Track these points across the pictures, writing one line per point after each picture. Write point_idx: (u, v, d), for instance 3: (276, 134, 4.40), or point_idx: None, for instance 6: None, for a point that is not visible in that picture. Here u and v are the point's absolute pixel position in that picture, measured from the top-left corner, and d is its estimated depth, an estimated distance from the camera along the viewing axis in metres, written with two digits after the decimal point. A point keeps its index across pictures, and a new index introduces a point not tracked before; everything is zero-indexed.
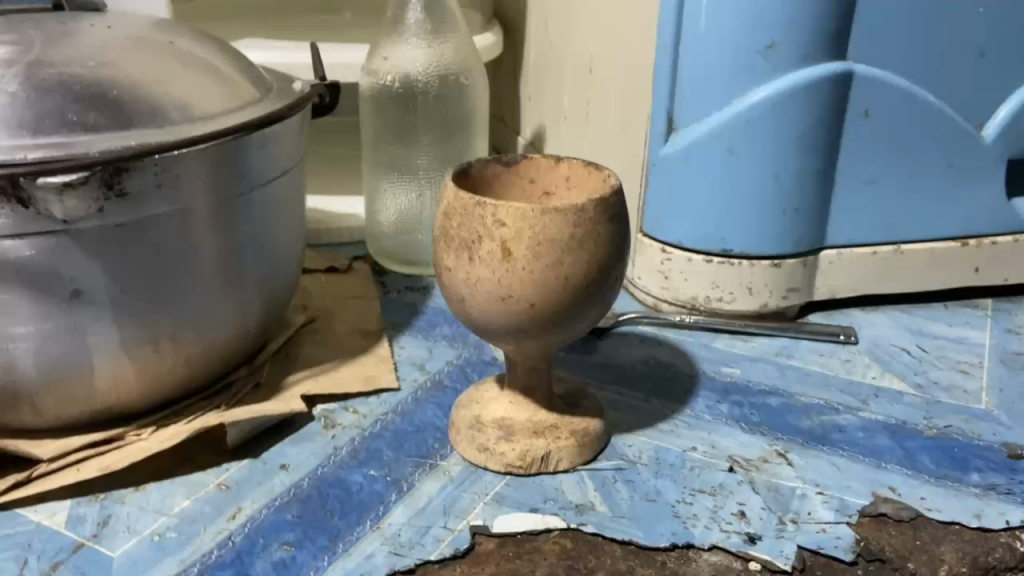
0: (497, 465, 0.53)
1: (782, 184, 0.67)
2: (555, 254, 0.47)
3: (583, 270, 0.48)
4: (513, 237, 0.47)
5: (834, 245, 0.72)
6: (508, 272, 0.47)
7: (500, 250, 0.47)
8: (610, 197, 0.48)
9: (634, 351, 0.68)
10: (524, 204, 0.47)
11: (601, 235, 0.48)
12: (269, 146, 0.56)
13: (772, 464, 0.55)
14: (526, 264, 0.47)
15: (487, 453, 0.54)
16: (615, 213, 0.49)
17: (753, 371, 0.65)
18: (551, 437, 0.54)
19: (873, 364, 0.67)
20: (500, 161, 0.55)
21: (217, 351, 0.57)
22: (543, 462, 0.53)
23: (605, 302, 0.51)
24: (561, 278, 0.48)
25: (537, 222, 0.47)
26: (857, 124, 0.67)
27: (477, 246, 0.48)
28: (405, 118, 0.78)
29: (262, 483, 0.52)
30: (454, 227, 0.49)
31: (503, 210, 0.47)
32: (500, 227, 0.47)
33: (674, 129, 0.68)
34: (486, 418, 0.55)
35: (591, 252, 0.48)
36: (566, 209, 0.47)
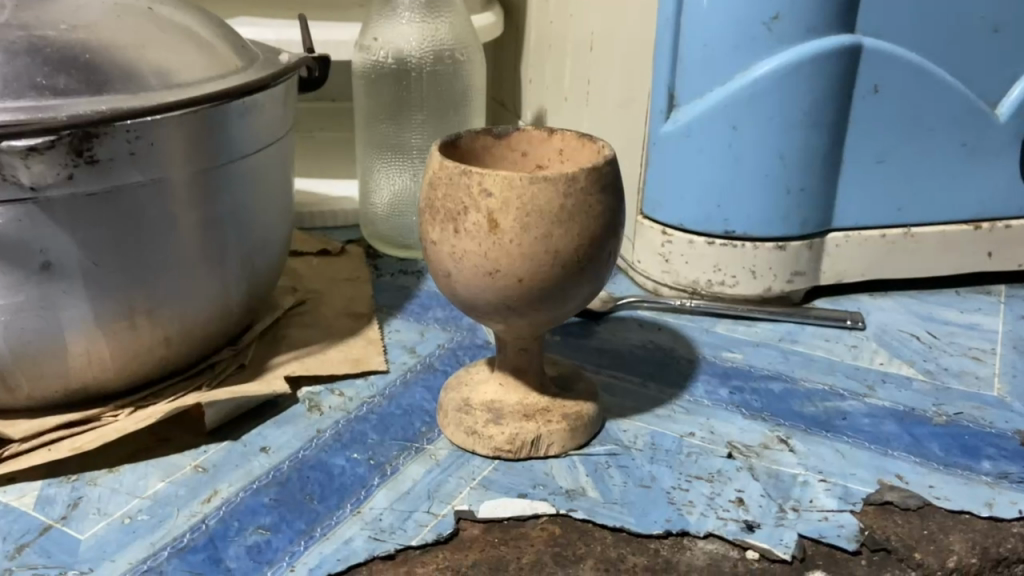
0: (485, 449, 0.51)
1: (786, 163, 0.64)
2: (544, 225, 0.45)
3: (574, 244, 0.46)
4: (500, 208, 0.45)
5: (841, 227, 0.69)
6: (495, 244, 0.45)
7: (486, 221, 0.45)
8: (603, 167, 0.47)
9: (632, 335, 0.66)
10: (512, 173, 0.45)
11: (593, 207, 0.46)
12: (251, 116, 0.54)
13: (773, 451, 0.52)
14: (514, 237, 0.45)
15: (475, 436, 0.52)
16: (608, 185, 0.47)
17: (756, 356, 0.63)
18: (542, 420, 0.52)
19: (881, 350, 0.64)
20: (491, 133, 0.53)
21: (198, 330, 0.55)
22: (532, 446, 0.51)
23: (597, 278, 0.49)
24: (551, 251, 0.45)
25: (525, 191, 0.45)
26: (865, 100, 0.65)
27: (463, 218, 0.46)
28: (399, 95, 0.76)
29: (240, 465, 0.50)
30: (439, 199, 0.47)
31: (489, 179, 0.45)
32: (486, 197, 0.45)
33: (674, 105, 0.65)
34: (475, 400, 0.53)
35: (582, 225, 0.46)
36: (556, 178, 0.45)
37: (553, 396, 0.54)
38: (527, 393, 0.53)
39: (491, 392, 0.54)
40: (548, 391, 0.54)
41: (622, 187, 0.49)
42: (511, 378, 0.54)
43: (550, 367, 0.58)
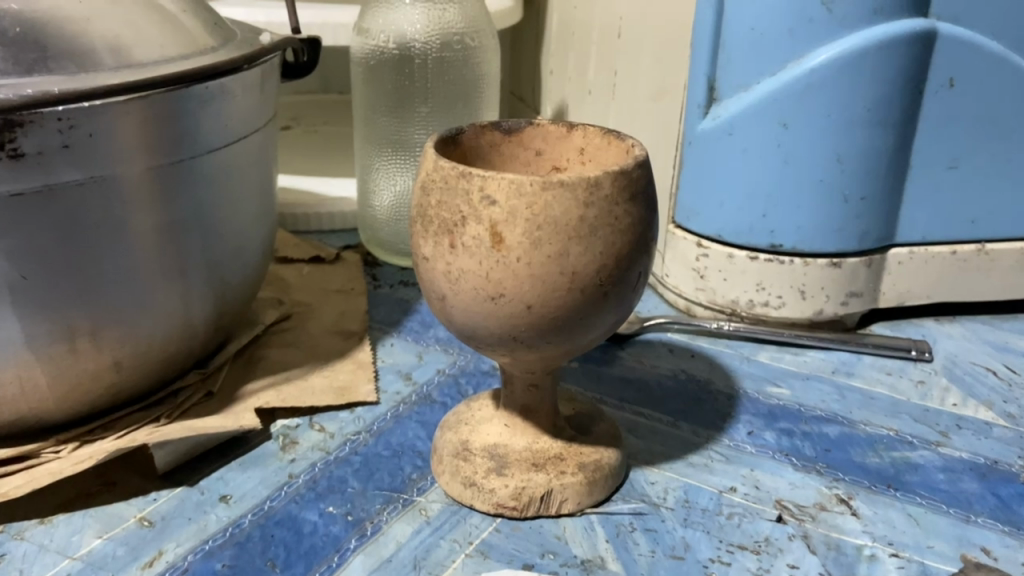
0: (485, 505, 0.43)
1: (845, 167, 0.55)
2: (559, 242, 0.37)
3: (597, 266, 0.37)
4: (506, 219, 0.37)
5: (905, 242, 0.60)
6: (500, 264, 0.37)
7: (488, 235, 0.37)
8: (631, 171, 0.38)
9: (661, 364, 0.57)
10: (521, 176, 0.37)
11: (618, 219, 0.38)
12: (219, 106, 0.46)
13: (831, 513, 0.43)
14: (522, 255, 0.37)
15: (474, 489, 0.43)
16: (639, 191, 0.39)
17: (806, 392, 0.54)
18: (554, 471, 0.43)
19: (953, 387, 0.55)
20: (500, 128, 0.45)
21: (156, 354, 0.48)
22: (542, 503, 0.43)
23: (623, 305, 0.40)
24: (568, 275, 0.37)
25: (536, 200, 0.36)
26: (938, 96, 0.56)
27: (461, 231, 0.38)
28: (402, 85, 0.67)
29: (193, 520, 0.42)
30: (433, 207, 0.39)
31: (493, 183, 0.37)
32: (489, 205, 0.37)
33: (715, 99, 0.57)
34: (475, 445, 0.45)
35: (606, 241, 0.37)
36: (575, 183, 0.36)
37: (569, 441, 0.45)
38: (537, 437, 0.45)
39: (494, 435, 0.45)
40: (562, 435, 0.46)
41: (655, 195, 0.40)
42: (518, 417, 0.45)
43: (565, 403, 0.49)
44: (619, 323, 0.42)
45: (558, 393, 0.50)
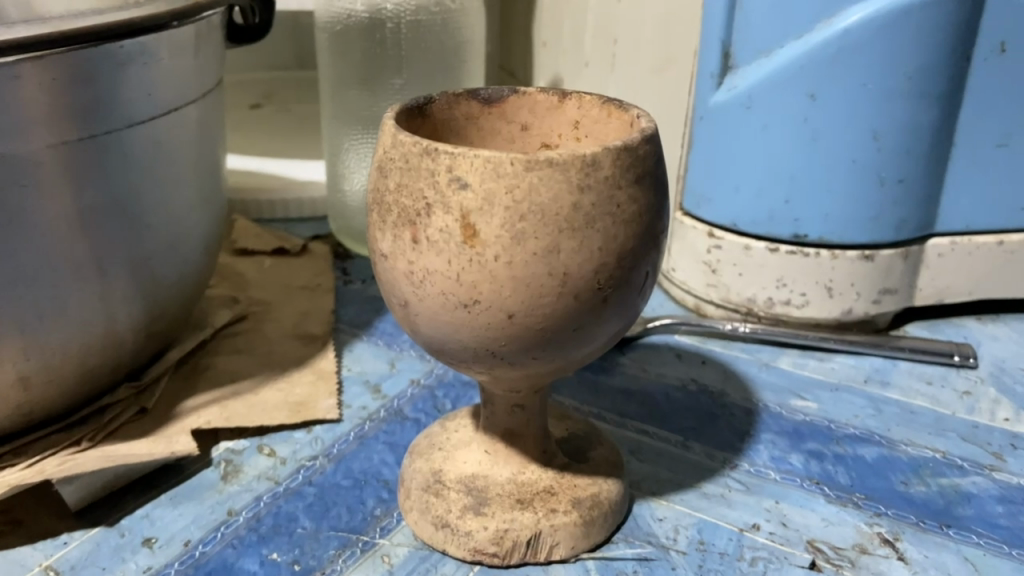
0: (460, 551, 0.36)
1: (881, 145, 0.48)
2: (548, 236, 0.29)
3: (594, 265, 0.30)
4: (480, 208, 0.29)
5: (945, 232, 0.53)
6: (473, 264, 0.30)
7: (458, 227, 0.30)
8: (636, 147, 0.30)
9: (668, 372, 0.50)
10: (498, 153, 0.29)
11: (620, 207, 0.30)
12: (140, 70, 0.38)
13: (874, 558, 0.36)
14: (501, 253, 0.29)
15: (447, 532, 0.36)
16: (646, 171, 0.31)
17: (836, 406, 0.47)
18: (542, 510, 0.36)
19: (1004, 399, 0.48)
20: (478, 97, 0.38)
21: (72, 367, 0.40)
22: (527, 549, 0.35)
23: (626, 313, 0.33)
24: (557, 277, 0.30)
25: (517, 183, 0.29)
26: (988, 63, 0.48)
27: (425, 222, 0.30)
28: (373, 54, 0.60)
29: (108, 570, 0.35)
30: (391, 192, 0.32)
31: (464, 161, 0.29)
32: (459, 189, 0.29)
33: (730, 68, 0.49)
34: (449, 477, 0.38)
35: (605, 234, 0.30)
36: (567, 162, 0.29)
37: (560, 472, 0.38)
38: (523, 466, 0.38)
39: (472, 464, 0.38)
40: (553, 464, 0.39)
41: (665, 178, 0.33)
42: (500, 442, 0.38)
43: (556, 423, 0.42)
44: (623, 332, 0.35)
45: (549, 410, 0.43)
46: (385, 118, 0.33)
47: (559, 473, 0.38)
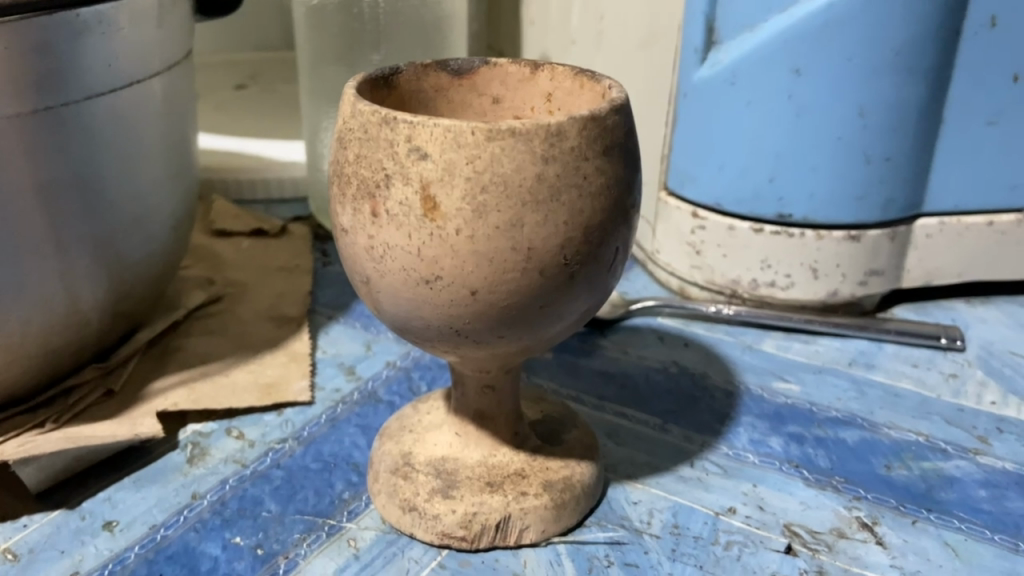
0: (427, 534, 0.35)
1: (867, 123, 0.47)
2: (511, 209, 0.28)
3: (559, 240, 0.29)
4: (441, 179, 0.28)
5: (933, 212, 0.51)
6: (434, 238, 0.29)
7: (418, 200, 0.29)
8: (604, 117, 0.29)
9: (649, 354, 0.49)
10: (459, 122, 0.28)
11: (587, 180, 0.29)
12: (100, 41, 0.37)
13: (851, 542, 0.35)
14: (462, 226, 0.28)
15: (414, 516, 0.35)
16: (615, 143, 0.30)
17: (819, 389, 0.46)
18: (512, 493, 0.35)
19: (991, 382, 0.47)
20: (447, 69, 0.36)
21: (33, 346, 0.39)
22: (496, 533, 0.35)
23: (595, 291, 0.32)
24: (521, 252, 0.29)
25: (479, 153, 0.28)
26: (978, 39, 0.46)
27: (384, 195, 0.29)
28: (349, 28, 0.59)
29: (66, 554, 0.34)
30: (351, 164, 0.30)
31: (424, 131, 0.28)
32: (419, 159, 0.28)
33: (714, 43, 0.48)
34: (419, 460, 0.37)
35: (570, 208, 0.29)
36: (530, 132, 0.28)
37: (533, 455, 0.37)
38: (494, 449, 0.37)
39: (442, 447, 0.37)
40: (525, 446, 0.38)
41: (635, 151, 0.32)
42: (471, 424, 0.38)
43: (530, 405, 0.41)
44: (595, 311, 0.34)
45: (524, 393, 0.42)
46: (346, 87, 0.32)
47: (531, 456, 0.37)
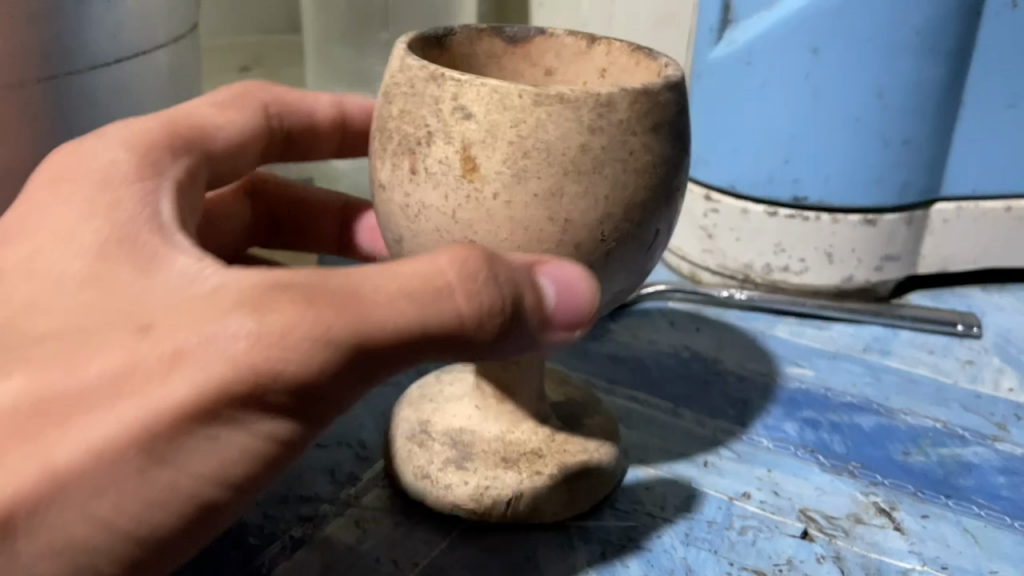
0: (437, 503, 0.34)
1: (885, 104, 0.46)
2: (551, 178, 0.27)
3: (598, 215, 0.28)
4: (484, 141, 0.27)
5: (950, 196, 0.50)
6: (471, 201, 0.28)
7: (458, 160, 0.28)
8: (656, 92, 0.28)
9: (660, 339, 0.48)
10: (508, 84, 0.27)
11: (633, 156, 0.28)
12: (105, 9, 0.36)
13: (869, 528, 0.35)
14: (501, 190, 0.27)
15: (426, 482, 0.34)
16: (665, 120, 0.29)
17: (834, 374, 0.45)
18: (527, 470, 0.35)
19: (1008, 368, 0.46)
20: (502, 35, 0.36)
21: None
22: (506, 511, 0.34)
23: (627, 273, 0.31)
24: (558, 223, 0.28)
25: (523, 117, 0.27)
26: (1000, 20, 0.45)
27: (425, 151, 0.28)
28: (357, 6, 0.59)
29: None
30: (394, 119, 0.30)
31: (472, 90, 0.27)
32: (463, 118, 0.28)
33: (730, 22, 0.47)
34: (436, 429, 0.37)
35: (613, 183, 0.28)
36: (579, 99, 0.27)
37: (551, 435, 0.37)
38: (513, 425, 0.36)
39: (460, 418, 0.37)
40: (548, 425, 0.37)
41: (683, 133, 0.31)
42: (493, 397, 0.37)
43: (554, 388, 0.41)
44: (631, 292, 0.33)
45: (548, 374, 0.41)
46: (397, 43, 0.31)
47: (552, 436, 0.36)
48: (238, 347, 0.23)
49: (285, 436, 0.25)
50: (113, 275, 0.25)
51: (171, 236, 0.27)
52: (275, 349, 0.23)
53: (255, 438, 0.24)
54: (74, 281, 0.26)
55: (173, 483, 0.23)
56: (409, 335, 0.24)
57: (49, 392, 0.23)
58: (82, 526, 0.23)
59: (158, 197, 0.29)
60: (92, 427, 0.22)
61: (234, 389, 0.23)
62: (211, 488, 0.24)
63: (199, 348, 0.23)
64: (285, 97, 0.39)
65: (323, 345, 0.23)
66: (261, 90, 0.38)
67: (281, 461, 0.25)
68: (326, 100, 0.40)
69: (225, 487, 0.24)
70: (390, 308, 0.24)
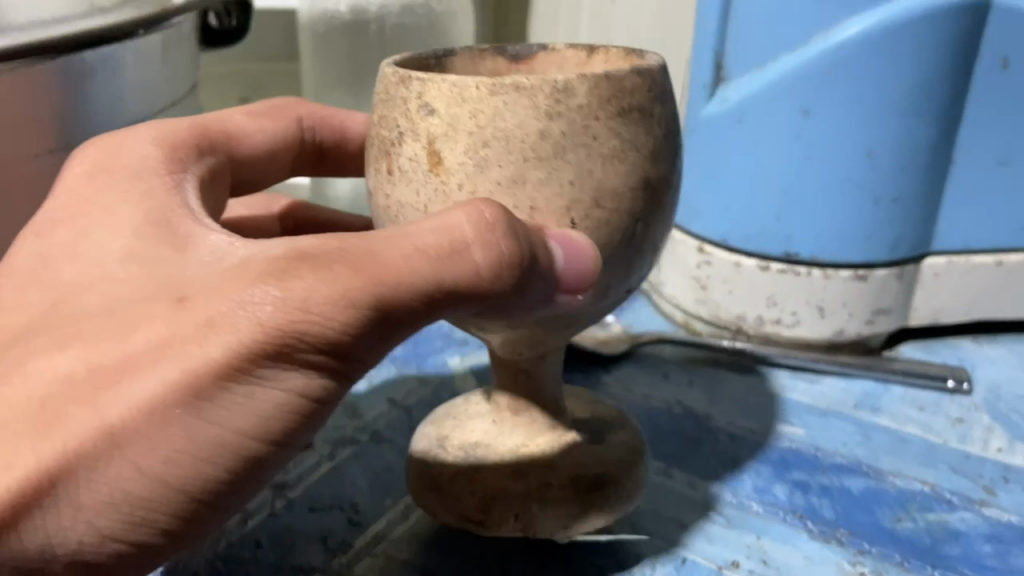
0: (449, 516, 0.35)
1: (876, 164, 0.46)
2: (512, 166, 0.28)
3: (564, 202, 0.28)
4: (446, 134, 0.28)
5: (941, 251, 0.51)
6: (438, 194, 0.29)
7: (425, 156, 0.29)
8: (619, 76, 0.28)
9: (653, 393, 0.49)
10: (467, 77, 0.28)
11: (598, 141, 0.28)
12: (105, 81, 0.40)
13: None
14: (465, 180, 0.28)
15: (436, 495, 0.36)
16: (635, 104, 0.29)
17: (824, 433, 0.46)
18: (537, 483, 0.35)
19: (998, 427, 0.46)
20: (504, 54, 0.36)
21: None
22: (514, 521, 0.35)
23: (614, 263, 0.30)
24: (524, 212, 0.28)
25: (481, 107, 0.27)
26: (989, 80, 0.46)
27: (397, 151, 0.29)
28: (354, 54, 0.63)
29: None
30: (376, 124, 0.31)
31: (433, 86, 0.28)
32: (427, 115, 0.28)
33: (724, 79, 0.49)
34: (452, 442, 0.37)
35: (577, 170, 0.28)
36: (535, 88, 0.27)
37: (569, 448, 0.36)
38: (529, 437, 0.37)
39: (478, 433, 0.37)
40: (567, 435, 0.37)
41: (661, 118, 0.30)
42: (508, 410, 0.38)
43: (582, 406, 0.40)
44: (627, 284, 0.32)
45: (578, 395, 0.41)
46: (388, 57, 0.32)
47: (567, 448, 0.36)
48: (264, 312, 0.27)
49: (314, 394, 0.29)
50: (156, 252, 0.31)
51: (201, 221, 0.33)
52: (299, 313, 0.27)
53: (287, 393, 0.28)
54: (115, 259, 0.31)
55: (214, 437, 0.28)
56: (425, 289, 0.28)
57: (101, 361, 0.27)
58: (133, 477, 0.27)
59: (186, 191, 0.36)
60: (139, 385, 0.26)
61: (263, 348, 0.27)
62: (248, 438, 0.28)
63: (227, 316, 0.27)
64: (320, 112, 0.48)
65: (346, 307, 0.27)
66: (299, 106, 0.48)
67: (311, 413, 0.29)
68: (358, 120, 0.50)
69: (264, 440, 0.29)
70: (406, 264, 0.27)
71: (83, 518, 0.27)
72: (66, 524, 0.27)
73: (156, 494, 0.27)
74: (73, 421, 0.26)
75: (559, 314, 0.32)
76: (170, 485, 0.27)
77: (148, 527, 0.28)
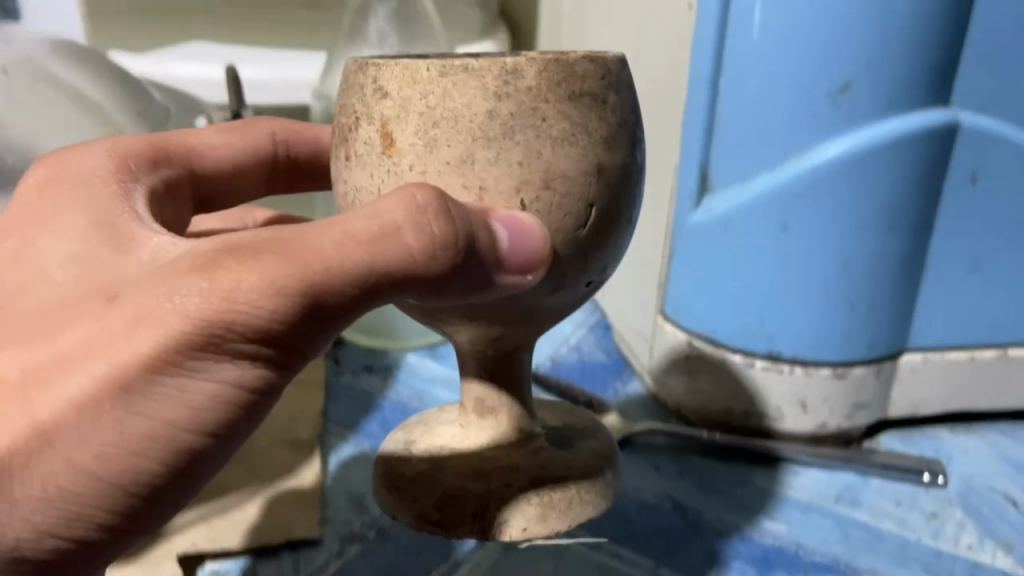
0: (406, 514, 0.39)
1: (851, 274, 0.49)
2: (462, 145, 0.31)
3: (513, 180, 0.32)
4: (398, 116, 0.32)
5: (917, 347, 0.53)
6: (392, 174, 0.33)
7: (380, 137, 0.33)
8: (567, 62, 0.32)
9: (644, 486, 0.52)
10: (420, 62, 0.32)
11: (546, 126, 0.32)
12: None
13: None
14: (415, 161, 0.32)
15: (397, 495, 0.40)
16: (586, 90, 0.33)
17: (805, 529, 0.48)
18: (497, 481, 0.39)
19: (970, 522, 0.49)
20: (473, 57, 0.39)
21: None
22: (472, 522, 0.38)
23: (567, 246, 0.34)
24: (474, 190, 0.32)
25: (432, 87, 0.32)
26: (957, 194, 0.49)
27: (356, 137, 0.34)
28: None
29: None
30: (342, 112, 0.35)
31: (387, 72, 0.33)
32: (381, 98, 0.33)
33: (709, 189, 0.51)
34: (420, 446, 0.42)
35: (525, 151, 0.32)
36: (483, 70, 0.31)
37: (533, 450, 0.41)
38: (493, 438, 0.41)
39: (445, 438, 0.42)
40: (532, 441, 0.41)
41: (613, 107, 0.34)
42: (473, 415, 0.42)
43: (556, 417, 0.45)
44: (587, 279, 0.36)
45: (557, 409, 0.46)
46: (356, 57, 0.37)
47: (525, 451, 0.41)
48: (192, 304, 0.30)
49: (248, 384, 0.32)
50: (98, 256, 0.34)
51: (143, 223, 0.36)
52: (225, 304, 0.30)
53: (220, 383, 0.32)
54: (55, 265, 0.34)
55: (144, 427, 0.31)
56: (359, 274, 0.30)
57: (33, 362, 0.30)
58: (65, 471, 0.31)
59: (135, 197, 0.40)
60: (70, 382, 0.30)
61: (187, 340, 0.30)
62: (180, 431, 0.32)
63: (153, 312, 0.30)
64: (291, 127, 0.53)
65: (275, 295, 0.30)
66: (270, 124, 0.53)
67: (247, 403, 0.33)
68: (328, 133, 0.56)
69: (190, 429, 0.32)
70: (341, 253, 0.30)
71: (19, 515, 0.31)
72: (4, 520, 0.31)
73: (86, 488, 0.31)
74: (6, 420, 0.30)
75: (511, 298, 0.35)
76: (100, 478, 0.31)
77: (84, 523, 0.32)
